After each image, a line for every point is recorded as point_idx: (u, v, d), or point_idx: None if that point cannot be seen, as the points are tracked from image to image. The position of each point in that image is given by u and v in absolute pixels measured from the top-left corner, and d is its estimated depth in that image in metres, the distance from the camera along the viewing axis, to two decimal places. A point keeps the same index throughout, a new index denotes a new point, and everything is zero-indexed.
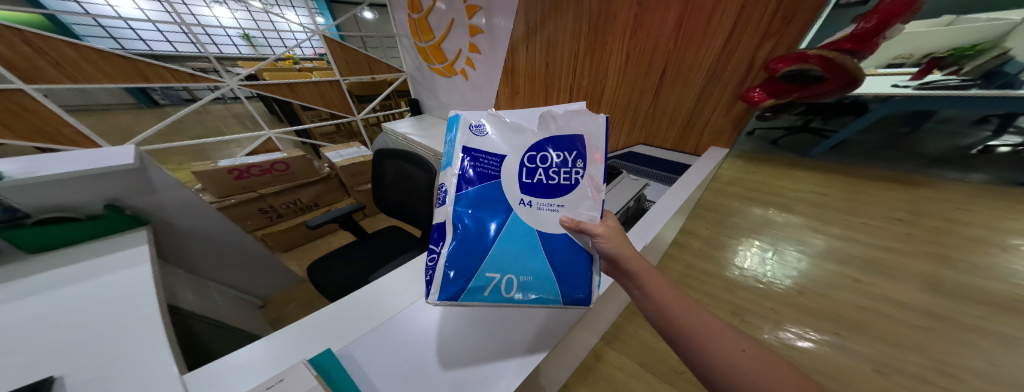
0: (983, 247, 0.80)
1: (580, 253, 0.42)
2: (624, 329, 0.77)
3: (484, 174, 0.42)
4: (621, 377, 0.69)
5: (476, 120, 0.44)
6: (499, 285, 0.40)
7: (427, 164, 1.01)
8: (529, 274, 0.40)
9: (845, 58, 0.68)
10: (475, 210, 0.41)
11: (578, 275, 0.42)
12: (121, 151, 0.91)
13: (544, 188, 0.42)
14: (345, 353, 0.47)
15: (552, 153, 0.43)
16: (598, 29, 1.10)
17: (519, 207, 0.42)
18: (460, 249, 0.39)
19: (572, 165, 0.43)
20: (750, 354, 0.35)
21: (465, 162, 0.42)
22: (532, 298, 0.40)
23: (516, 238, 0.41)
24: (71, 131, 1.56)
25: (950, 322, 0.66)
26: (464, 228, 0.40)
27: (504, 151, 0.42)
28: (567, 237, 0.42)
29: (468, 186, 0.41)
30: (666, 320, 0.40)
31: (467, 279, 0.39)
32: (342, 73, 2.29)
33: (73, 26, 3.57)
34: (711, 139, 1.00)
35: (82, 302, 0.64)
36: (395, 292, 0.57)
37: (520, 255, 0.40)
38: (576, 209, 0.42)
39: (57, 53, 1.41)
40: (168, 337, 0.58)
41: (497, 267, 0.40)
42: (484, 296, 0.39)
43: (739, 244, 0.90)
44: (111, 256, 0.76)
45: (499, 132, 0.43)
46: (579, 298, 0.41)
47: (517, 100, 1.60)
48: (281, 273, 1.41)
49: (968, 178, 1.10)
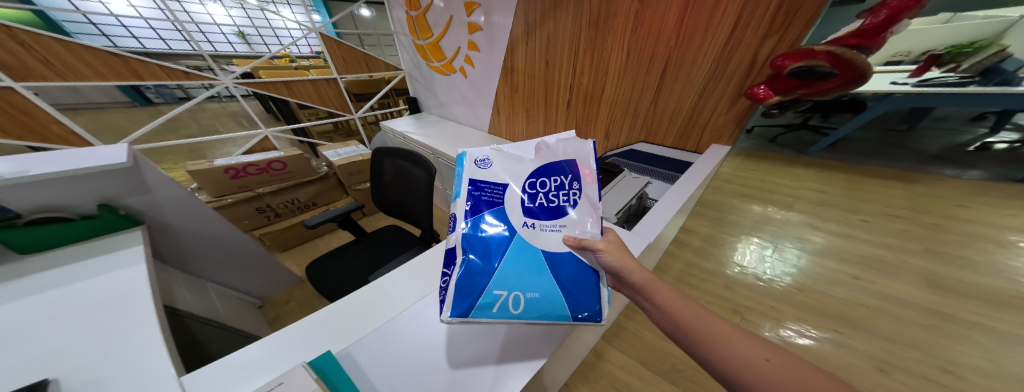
0: (982, 243, 0.81)
1: (586, 270, 0.42)
2: (625, 327, 0.77)
3: (489, 201, 0.43)
4: (622, 376, 0.69)
5: (479, 154, 0.47)
6: (506, 301, 0.40)
7: (426, 163, 1.00)
8: (537, 291, 0.40)
9: (854, 54, 0.68)
10: (482, 233, 0.41)
11: (586, 289, 0.41)
12: (113, 150, 0.89)
13: (545, 210, 0.44)
14: (345, 354, 0.46)
15: (550, 178, 0.45)
16: (598, 26, 1.09)
17: (523, 229, 0.42)
18: (468, 269, 0.40)
19: (570, 188, 0.45)
20: (774, 363, 0.34)
21: (472, 191, 0.44)
22: (540, 315, 0.40)
23: (523, 256, 0.41)
24: (62, 129, 1.54)
25: (949, 319, 0.66)
26: (473, 249, 0.41)
27: (507, 179, 0.44)
28: (572, 256, 0.42)
29: (475, 213, 0.43)
30: (681, 333, 0.38)
31: (475, 298, 0.39)
32: (338, 71, 2.26)
33: (64, 23, 3.52)
34: (713, 136, 1.00)
35: (75, 304, 0.63)
36: (395, 292, 0.57)
37: (527, 271, 0.40)
38: (578, 228, 0.43)
39: (47, 50, 1.39)
40: (162, 339, 0.57)
41: (504, 284, 0.40)
42: (493, 313, 0.39)
43: (739, 242, 0.90)
44: (103, 257, 0.75)
45: (500, 162, 0.46)
46: (588, 314, 0.41)
47: (516, 97, 1.58)
48: (278, 273, 1.39)
49: (965, 175, 1.10)
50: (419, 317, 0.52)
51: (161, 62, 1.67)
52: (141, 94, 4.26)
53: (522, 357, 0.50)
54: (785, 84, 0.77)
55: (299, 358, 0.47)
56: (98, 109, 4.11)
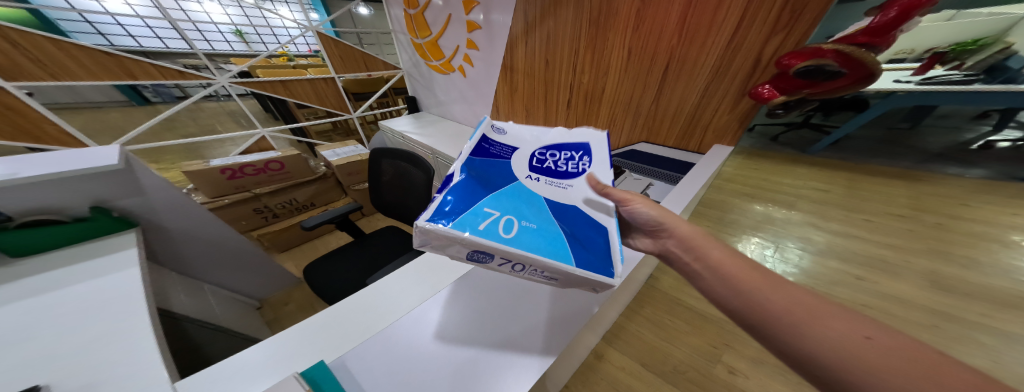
0: (985, 243, 0.80)
1: (593, 227, 0.39)
2: (626, 329, 0.76)
3: (496, 154, 0.46)
4: (623, 377, 0.68)
5: (498, 125, 0.52)
6: (496, 222, 0.36)
7: (424, 164, 0.99)
8: (533, 223, 0.37)
9: (863, 53, 0.66)
10: (484, 171, 0.43)
11: (591, 237, 0.38)
12: (105, 151, 0.88)
13: (552, 171, 0.45)
14: (339, 365, 0.45)
15: (561, 151, 0.47)
16: (599, 24, 1.08)
17: (525, 180, 0.43)
18: (464, 185, 0.39)
19: (581, 159, 0.45)
20: (877, 341, 0.30)
21: (482, 144, 0.47)
22: (532, 247, 0.35)
23: (519, 194, 0.41)
24: (57, 130, 1.53)
25: (953, 320, 0.65)
26: (471, 177, 0.41)
27: (518, 144, 0.47)
28: (575, 210, 0.40)
29: (482, 159, 0.45)
30: (751, 304, 0.35)
31: (463, 211, 0.36)
32: (337, 70, 2.25)
33: (61, 22, 3.50)
34: (715, 136, 0.99)
35: (61, 310, 0.62)
36: (391, 296, 0.55)
37: (524, 206, 0.39)
38: (585, 190, 0.42)
39: (38, 50, 1.37)
40: (152, 346, 0.56)
41: (496, 207, 0.38)
42: (477, 229, 0.34)
43: (738, 241, 0.87)
44: (92, 262, 0.73)
45: (516, 133, 0.50)
46: (594, 265, 0.35)
47: (516, 97, 1.57)
48: (276, 273, 1.38)
49: (968, 173, 1.09)
50: (415, 324, 0.51)
51: (156, 62, 1.66)
52: (138, 94, 4.24)
53: (523, 358, 0.49)
54: (790, 83, 0.75)
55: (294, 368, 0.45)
56: (96, 108, 4.10)
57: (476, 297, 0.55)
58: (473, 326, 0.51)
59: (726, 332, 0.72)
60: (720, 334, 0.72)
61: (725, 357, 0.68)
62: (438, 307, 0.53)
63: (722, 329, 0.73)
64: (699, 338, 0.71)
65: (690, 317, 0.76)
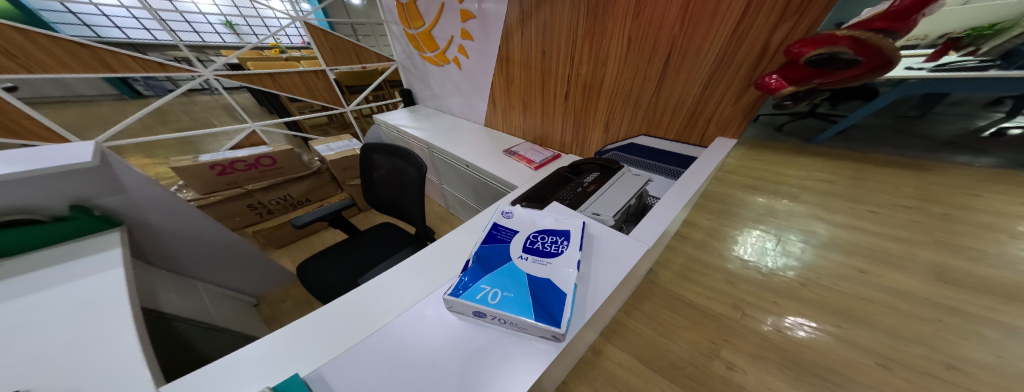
0: (991, 234, 0.76)
1: (554, 293, 0.48)
2: (625, 324, 0.65)
3: (498, 240, 0.60)
4: (621, 374, 0.57)
5: (507, 211, 0.69)
6: (489, 294, 0.49)
7: (415, 158, 0.96)
8: (511, 292, 0.49)
9: (880, 39, 0.64)
10: (487, 252, 0.57)
11: (554, 300, 0.47)
12: (78, 148, 0.85)
13: (539, 251, 0.56)
14: (310, 377, 0.48)
15: (547, 238, 0.60)
16: (597, 12, 1.03)
17: (518, 259, 0.55)
18: (472, 267, 0.55)
19: (560, 243, 0.58)
20: None
21: (492, 231, 0.63)
22: (507, 312, 0.47)
23: (506, 271, 0.52)
24: (35, 124, 1.52)
25: (957, 314, 0.60)
26: (478, 259, 0.56)
27: (517, 228, 0.63)
28: (550, 282, 0.50)
29: (490, 243, 0.59)
30: None
31: (469, 286, 0.52)
32: (327, 62, 2.21)
33: (43, 13, 3.47)
34: (718, 129, 0.95)
35: (13, 321, 0.60)
36: (372, 308, 0.59)
37: (507, 278, 0.51)
38: (559, 268, 0.53)
39: (6, 41, 1.36)
40: (110, 356, 0.55)
41: (490, 281, 0.51)
42: (475, 299, 0.49)
43: (739, 234, 0.84)
44: (58, 267, 0.72)
45: (516, 219, 0.65)
46: (551, 319, 0.45)
47: (512, 89, 1.52)
48: (268, 270, 1.35)
49: (978, 162, 1.06)
50: (397, 331, 0.54)
51: (134, 53, 1.62)
52: (129, 87, 4.25)
53: (489, 368, 0.46)
54: (801, 73, 0.73)
55: (272, 379, 0.49)
56: (87, 102, 4.07)
57: (445, 316, 0.55)
58: (454, 329, 0.52)
59: (725, 326, 0.62)
60: (719, 329, 0.62)
61: (724, 353, 0.58)
62: (412, 325, 0.54)
63: (721, 323, 0.63)
64: (698, 333, 0.61)
65: (687, 311, 0.66)
